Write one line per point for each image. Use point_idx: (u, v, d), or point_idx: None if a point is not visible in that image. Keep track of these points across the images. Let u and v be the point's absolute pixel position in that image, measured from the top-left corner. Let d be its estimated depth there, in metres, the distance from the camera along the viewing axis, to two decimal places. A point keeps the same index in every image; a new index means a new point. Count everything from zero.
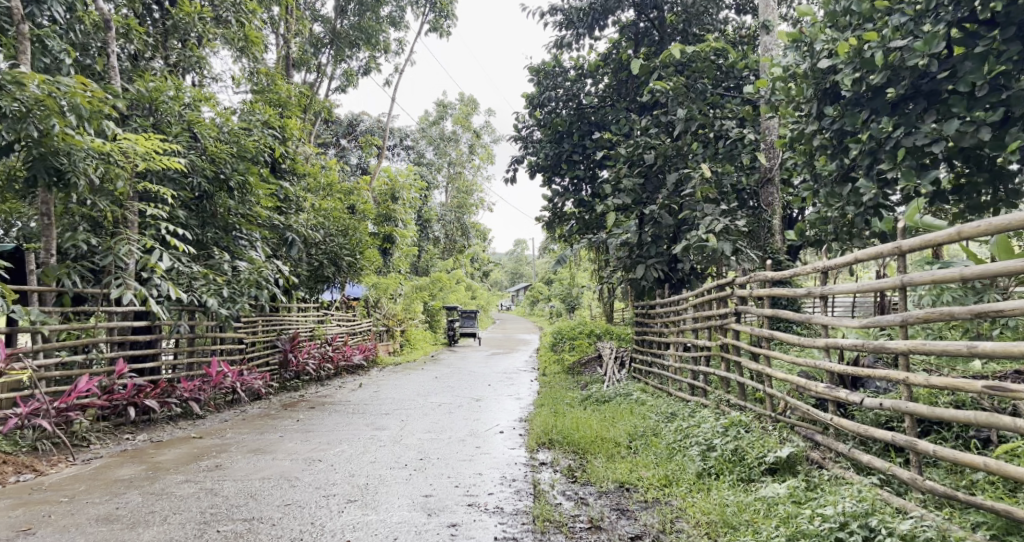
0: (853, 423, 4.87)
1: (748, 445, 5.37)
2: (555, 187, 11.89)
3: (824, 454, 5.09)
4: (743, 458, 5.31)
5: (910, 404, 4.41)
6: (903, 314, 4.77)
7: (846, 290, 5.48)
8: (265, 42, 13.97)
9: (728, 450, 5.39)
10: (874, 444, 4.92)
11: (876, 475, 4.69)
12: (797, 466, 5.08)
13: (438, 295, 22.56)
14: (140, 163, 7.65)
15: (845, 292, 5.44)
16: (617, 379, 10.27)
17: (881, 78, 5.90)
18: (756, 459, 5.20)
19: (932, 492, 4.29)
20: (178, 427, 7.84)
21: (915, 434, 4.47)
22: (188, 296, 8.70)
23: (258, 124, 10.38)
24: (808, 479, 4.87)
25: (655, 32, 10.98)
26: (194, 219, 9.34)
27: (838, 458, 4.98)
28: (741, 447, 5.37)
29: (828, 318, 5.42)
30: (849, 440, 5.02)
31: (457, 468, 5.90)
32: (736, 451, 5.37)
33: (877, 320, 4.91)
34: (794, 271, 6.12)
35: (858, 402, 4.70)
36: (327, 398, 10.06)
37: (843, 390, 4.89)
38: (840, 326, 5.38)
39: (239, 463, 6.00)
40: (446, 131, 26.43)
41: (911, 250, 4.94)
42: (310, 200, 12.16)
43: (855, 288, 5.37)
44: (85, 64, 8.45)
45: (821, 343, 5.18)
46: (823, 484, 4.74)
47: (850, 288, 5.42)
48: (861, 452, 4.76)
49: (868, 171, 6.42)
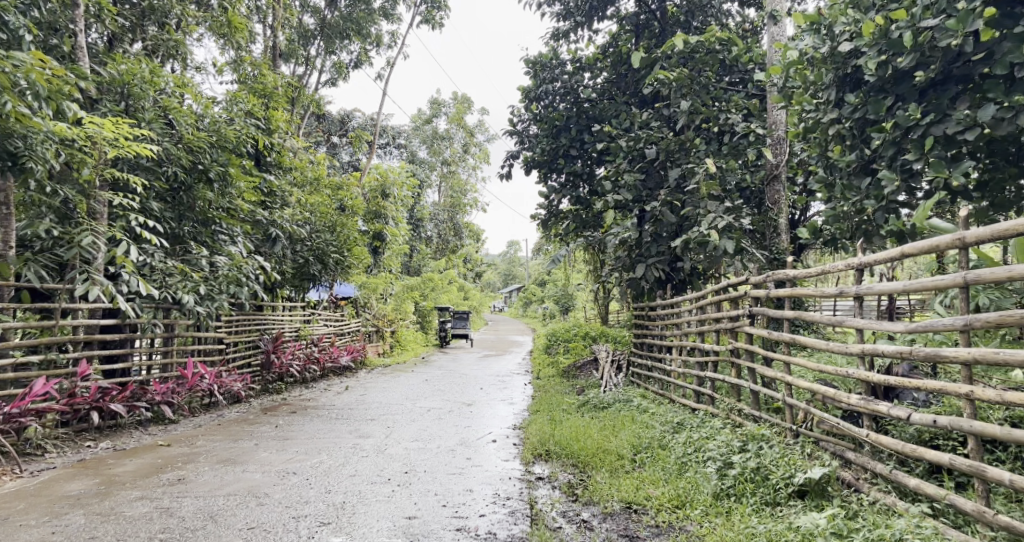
0: (895, 441, 4.43)
1: (772, 463, 4.88)
2: (551, 183, 11.32)
3: (858, 475, 4.65)
4: (767, 477, 4.81)
5: (973, 424, 3.95)
6: (966, 317, 4.27)
7: (887, 288, 4.99)
8: (251, 32, 13.42)
9: (749, 469, 4.90)
10: (917, 465, 4.47)
11: (927, 503, 4.23)
12: (828, 489, 4.60)
13: (429, 295, 21.95)
14: (107, 149, 7.20)
15: (887, 290, 4.96)
16: (615, 384, 9.79)
17: (909, 61, 5.48)
18: (782, 480, 4.71)
19: (1007, 528, 3.82)
20: (146, 433, 7.32)
21: (980, 457, 4.01)
22: (161, 293, 8.17)
23: (240, 113, 9.85)
24: (845, 506, 4.39)
25: (656, 24, 10.52)
26: (170, 212, 8.74)
27: (876, 481, 4.53)
28: (764, 465, 4.87)
29: (864, 321, 4.95)
30: (886, 459, 4.57)
31: (446, 483, 5.40)
32: (758, 470, 4.87)
33: (928, 324, 4.44)
34: (822, 269, 5.61)
35: (905, 417, 4.26)
36: (310, 402, 9.53)
37: (884, 404, 4.44)
38: (878, 330, 4.91)
39: (203, 477, 5.48)
40: (440, 129, 25.91)
41: (977, 241, 4.53)
42: (295, 195, 11.62)
43: (902, 285, 4.86)
44: (50, 44, 7.92)
45: (858, 350, 4.69)
46: (865, 513, 4.28)
47: (896, 286, 4.92)
48: (907, 476, 4.32)
49: (891, 163, 5.93)
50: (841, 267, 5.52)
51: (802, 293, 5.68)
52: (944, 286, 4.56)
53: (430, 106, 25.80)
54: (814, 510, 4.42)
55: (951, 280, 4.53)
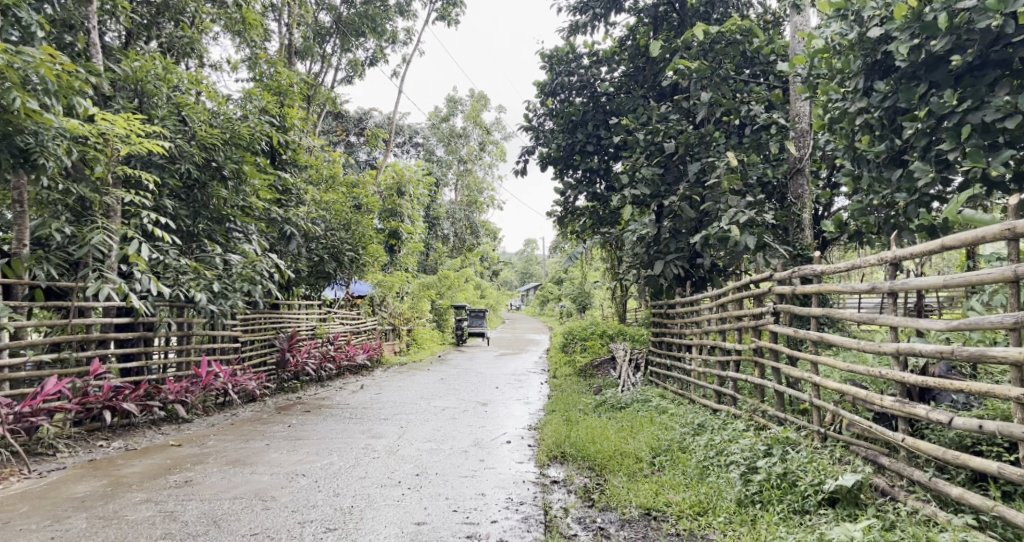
0: (934, 446, 4.24)
1: (800, 468, 4.69)
2: (568, 179, 11.14)
3: (892, 481, 4.45)
4: (794, 484, 4.63)
5: None
6: (1015, 314, 4.04)
7: (924, 284, 4.76)
8: (266, 29, 13.35)
9: (775, 474, 4.72)
10: (957, 471, 4.27)
11: (971, 513, 4.04)
12: (861, 496, 4.41)
13: (446, 294, 21.82)
14: (119, 145, 7.12)
15: (926, 285, 4.71)
16: (633, 383, 9.62)
17: (944, 44, 5.43)
18: (811, 487, 4.53)
19: None
20: (159, 433, 7.25)
21: None
22: (174, 291, 8.06)
23: (254, 110, 9.77)
24: (881, 516, 4.22)
25: (676, 15, 10.35)
26: (184, 209, 8.63)
27: (912, 488, 4.34)
28: (791, 471, 4.69)
29: (899, 318, 4.73)
30: (923, 465, 4.37)
31: (458, 487, 5.25)
32: (784, 476, 4.69)
33: (970, 322, 4.24)
34: (852, 264, 5.41)
35: (946, 422, 4.08)
36: (326, 401, 9.46)
37: (922, 407, 4.27)
38: (913, 328, 4.69)
39: (211, 478, 5.39)
40: (457, 127, 25.79)
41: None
42: (311, 192, 11.53)
43: (941, 279, 4.61)
44: (65, 42, 7.86)
45: (893, 350, 4.51)
46: (903, 524, 4.10)
47: (934, 280, 4.68)
48: (949, 484, 4.13)
49: (924, 154, 5.87)
50: (873, 263, 5.31)
51: (830, 290, 5.48)
52: (991, 280, 4.34)
53: (447, 104, 25.70)
54: (846, 521, 4.24)
55: (999, 274, 4.32)
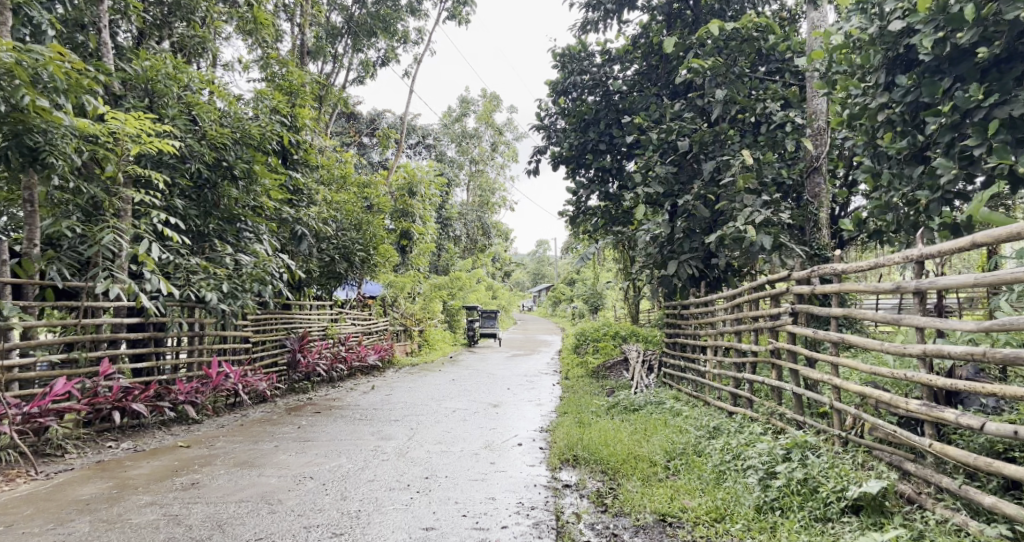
0: (964, 452, 4.11)
1: (821, 474, 4.58)
2: (580, 179, 11.04)
3: (919, 488, 4.31)
4: (816, 490, 4.52)
5: None
6: None
7: (951, 283, 4.59)
8: (278, 30, 13.32)
9: (796, 480, 4.61)
10: (988, 478, 4.14)
11: (1005, 522, 3.90)
12: (887, 504, 4.28)
13: (457, 294, 21.73)
14: (129, 145, 7.06)
15: (957, 285, 4.53)
16: (646, 385, 9.49)
17: (971, 36, 5.45)
18: (833, 493, 4.41)
19: None
20: (168, 433, 7.20)
21: None
22: (184, 291, 8.00)
23: (266, 110, 9.74)
24: (909, 525, 4.09)
25: (689, 12, 10.22)
26: (194, 209, 8.57)
27: (941, 495, 4.20)
28: (813, 477, 4.58)
29: (927, 319, 4.60)
30: (951, 473, 4.23)
31: (467, 491, 5.16)
32: (805, 482, 4.58)
33: (1002, 323, 4.11)
34: (874, 263, 5.27)
35: (978, 428, 3.94)
36: (336, 401, 9.40)
37: (951, 411, 4.14)
38: (941, 329, 4.57)
39: (218, 480, 5.33)
40: (468, 128, 25.70)
41: None
42: (322, 192, 11.44)
43: (974, 278, 4.41)
44: (77, 41, 7.83)
45: (920, 351, 4.40)
46: (934, 535, 3.96)
47: (967, 279, 4.48)
48: (982, 493, 3.99)
49: (948, 151, 5.84)
50: (896, 261, 5.17)
51: (851, 289, 5.34)
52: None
53: (459, 105, 25.66)
54: (871, 530, 4.12)
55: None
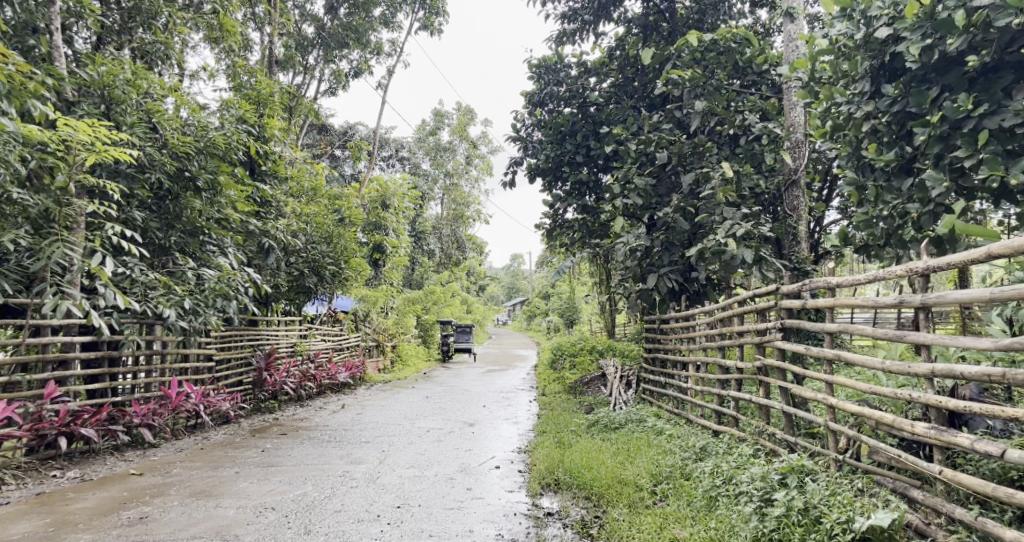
0: (978, 480, 3.89)
1: (823, 503, 4.33)
2: (557, 191, 10.79)
3: (927, 518, 4.09)
4: (818, 520, 4.26)
5: None
6: None
7: (962, 298, 4.44)
8: (246, 39, 12.94)
9: (796, 510, 4.35)
10: (1001, 507, 3.93)
11: None
12: (895, 536, 4.04)
13: (432, 309, 21.32)
14: (82, 153, 6.66)
15: (970, 299, 4.37)
16: (626, 402, 9.20)
17: (960, 44, 5.26)
18: (837, 524, 4.16)
19: None
20: (121, 459, 6.78)
21: None
22: (142, 307, 7.51)
23: (231, 119, 9.36)
24: None
25: (666, 25, 10.02)
26: (155, 221, 8.15)
27: (953, 527, 3.98)
28: (813, 506, 4.33)
29: (934, 336, 4.43)
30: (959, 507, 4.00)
31: (443, 522, 4.85)
32: (806, 511, 4.33)
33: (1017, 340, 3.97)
34: (874, 275, 5.06)
35: (996, 455, 3.72)
36: (304, 422, 8.99)
37: (963, 436, 3.92)
38: (948, 345, 4.39)
39: (169, 514, 4.96)
40: (442, 141, 25.44)
41: None
42: (291, 203, 11.04)
43: (988, 292, 4.26)
44: (26, 46, 7.41)
45: (928, 369, 4.18)
46: None
47: (979, 294, 4.32)
48: (998, 525, 3.77)
49: (937, 162, 5.66)
50: (899, 274, 4.96)
51: (849, 304, 5.11)
52: None
53: (433, 118, 25.37)
54: None
55: None
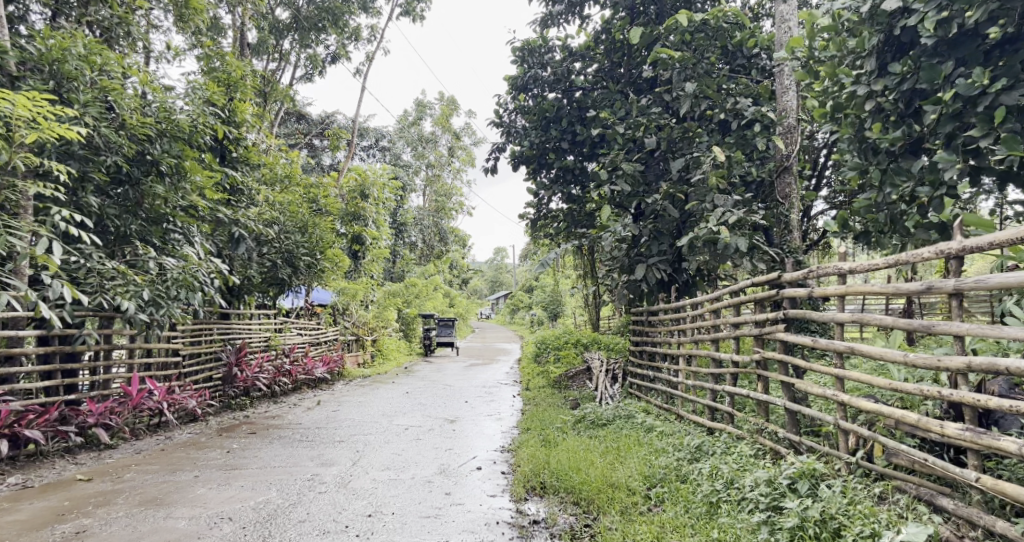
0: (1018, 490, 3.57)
1: (840, 513, 3.97)
2: (542, 179, 10.35)
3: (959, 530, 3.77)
4: (837, 533, 3.91)
5: None
6: None
7: (1006, 281, 4.03)
8: (216, 21, 12.37)
9: (810, 521, 4.00)
10: None
11: None
12: None
13: (413, 301, 20.79)
14: (24, 132, 6.15)
15: (1009, 284, 4.00)
16: (612, 397, 8.82)
17: (980, 14, 4.89)
18: (856, 536, 3.81)
19: None
20: (71, 463, 6.32)
21: None
22: (96, 298, 7.00)
23: (198, 101, 8.86)
24: None
25: (653, 7, 9.46)
26: (112, 208, 7.66)
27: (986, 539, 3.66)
28: (832, 517, 3.97)
29: (963, 327, 4.05)
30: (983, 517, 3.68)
31: (419, 534, 4.46)
32: (823, 523, 3.98)
33: None
34: (890, 261, 4.68)
35: None
36: (275, 420, 8.52)
37: (1002, 441, 3.59)
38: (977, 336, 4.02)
39: (113, 527, 4.55)
40: (424, 132, 24.87)
41: None
42: (263, 192, 10.52)
43: None
44: None
45: (963, 364, 3.80)
46: None
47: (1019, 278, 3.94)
48: None
49: (948, 143, 5.28)
50: (923, 258, 4.58)
51: (864, 291, 4.72)
52: None
53: (416, 108, 24.80)
54: None
55: None
